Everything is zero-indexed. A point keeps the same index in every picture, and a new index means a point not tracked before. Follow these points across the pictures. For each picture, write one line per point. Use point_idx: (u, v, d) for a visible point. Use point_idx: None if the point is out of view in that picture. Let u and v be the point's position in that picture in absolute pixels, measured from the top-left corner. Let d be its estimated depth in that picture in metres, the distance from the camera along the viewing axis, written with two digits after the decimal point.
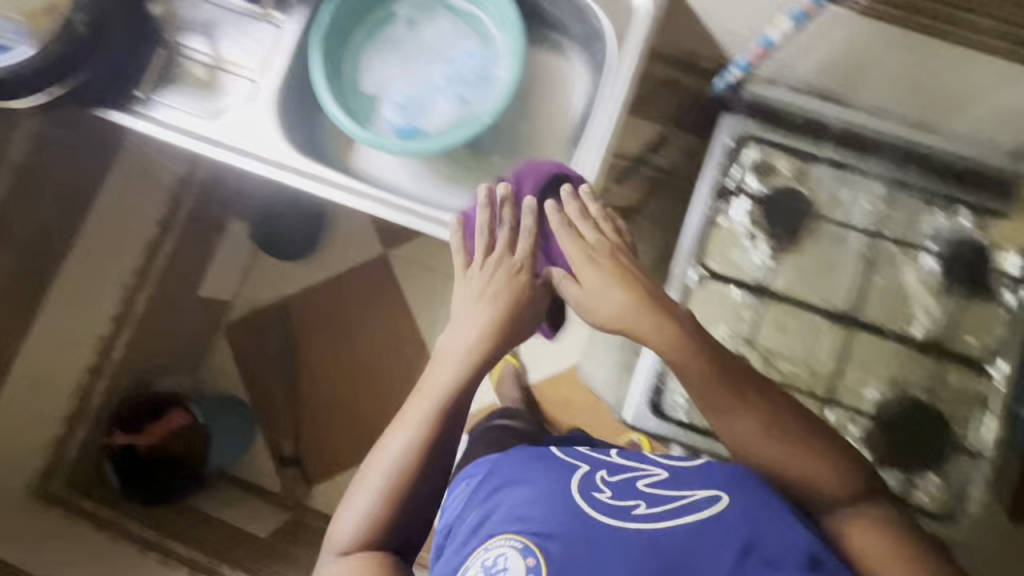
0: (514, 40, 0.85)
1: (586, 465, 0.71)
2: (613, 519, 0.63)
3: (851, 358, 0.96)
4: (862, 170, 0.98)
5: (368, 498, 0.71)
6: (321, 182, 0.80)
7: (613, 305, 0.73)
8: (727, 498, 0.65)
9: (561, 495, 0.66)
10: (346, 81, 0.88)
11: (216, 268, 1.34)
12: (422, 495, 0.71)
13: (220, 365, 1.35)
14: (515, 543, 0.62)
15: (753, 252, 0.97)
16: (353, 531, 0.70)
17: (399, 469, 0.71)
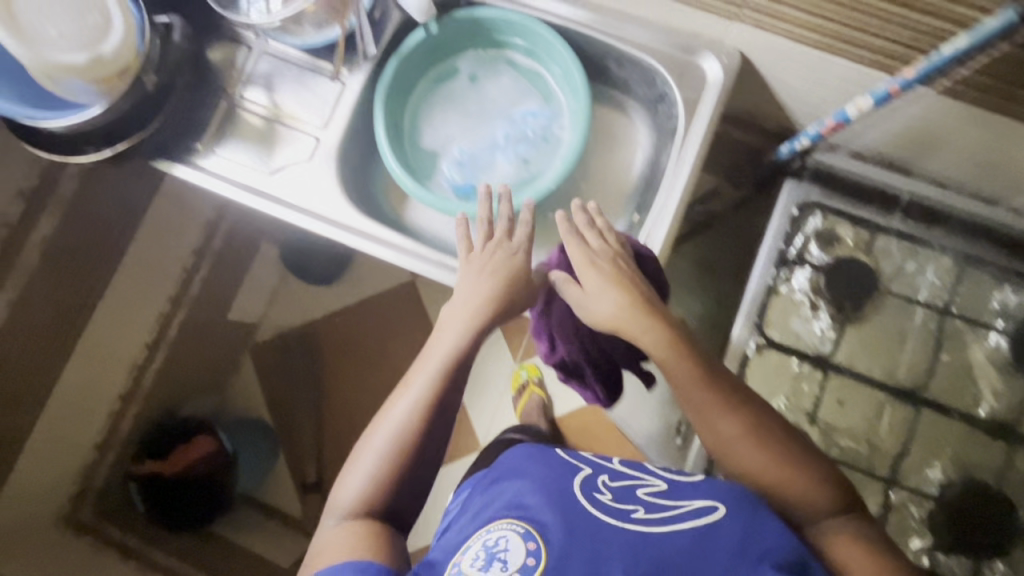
0: (580, 104, 0.85)
1: (587, 467, 0.67)
2: (612, 518, 0.59)
3: (917, 439, 0.84)
4: (933, 244, 0.86)
5: (374, 460, 0.67)
6: (379, 244, 0.82)
7: (609, 306, 0.68)
8: (723, 509, 0.60)
9: (561, 494, 0.62)
10: (409, 138, 0.89)
11: (245, 292, 1.50)
12: (423, 459, 0.68)
13: (242, 384, 1.57)
14: (516, 526, 0.59)
15: (814, 325, 0.87)
16: (356, 496, 0.67)
17: (401, 436, 0.67)
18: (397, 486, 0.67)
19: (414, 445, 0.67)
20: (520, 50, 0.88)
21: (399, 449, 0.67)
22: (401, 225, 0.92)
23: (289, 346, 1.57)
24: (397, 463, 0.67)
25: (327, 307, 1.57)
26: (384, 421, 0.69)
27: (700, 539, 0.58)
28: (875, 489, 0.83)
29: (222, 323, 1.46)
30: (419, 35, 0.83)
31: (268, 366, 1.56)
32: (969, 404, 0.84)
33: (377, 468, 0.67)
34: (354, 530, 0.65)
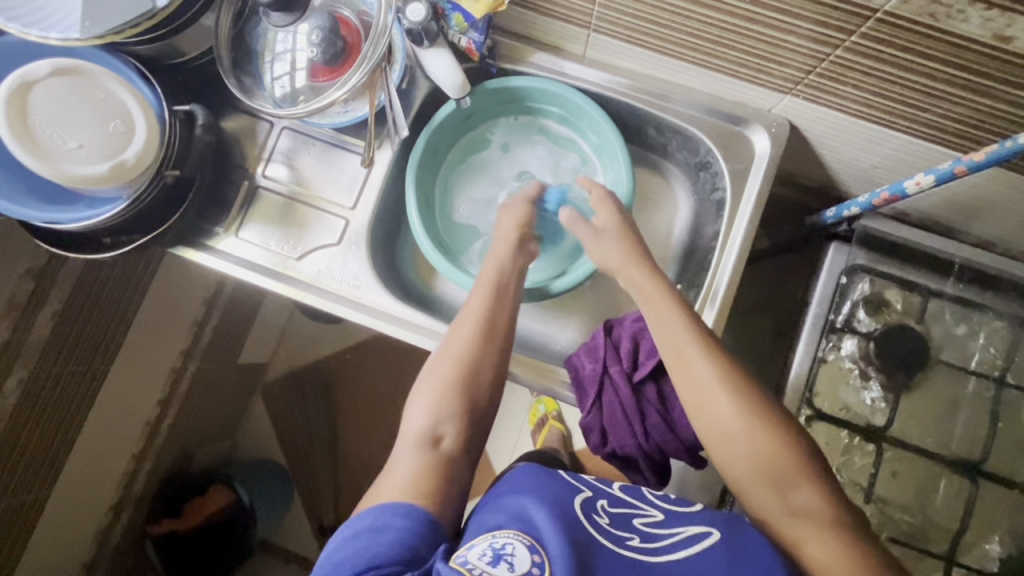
0: (619, 172, 0.81)
1: (587, 489, 0.59)
2: (610, 543, 0.52)
3: (975, 513, 0.81)
4: (985, 308, 0.84)
5: (432, 390, 0.64)
6: (415, 331, 0.77)
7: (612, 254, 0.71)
8: (719, 534, 0.54)
9: (559, 503, 0.54)
10: (443, 214, 0.86)
11: (254, 336, 1.44)
12: (483, 386, 0.65)
13: (255, 427, 1.52)
14: (522, 535, 0.50)
15: (865, 396, 0.84)
16: (421, 423, 0.62)
17: (460, 363, 0.65)
18: (458, 414, 0.63)
19: (471, 374, 0.64)
20: (553, 117, 0.85)
21: (456, 373, 0.64)
22: (432, 300, 0.87)
23: (302, 385, 1.53)
24: (456, 387, 0.64)
25: (340, 345, 1.54)
26: (439, 355, 0.66)
27: (704, 566, 0.51)
28: (932, 565, 0.81)
29: (233, 369, 1.40)
30: (450, 107, 0.80)
31: (279, 407, 1.52)
32: None
33: (436, 397, 0.63)
34: (416, 458, 0.59)
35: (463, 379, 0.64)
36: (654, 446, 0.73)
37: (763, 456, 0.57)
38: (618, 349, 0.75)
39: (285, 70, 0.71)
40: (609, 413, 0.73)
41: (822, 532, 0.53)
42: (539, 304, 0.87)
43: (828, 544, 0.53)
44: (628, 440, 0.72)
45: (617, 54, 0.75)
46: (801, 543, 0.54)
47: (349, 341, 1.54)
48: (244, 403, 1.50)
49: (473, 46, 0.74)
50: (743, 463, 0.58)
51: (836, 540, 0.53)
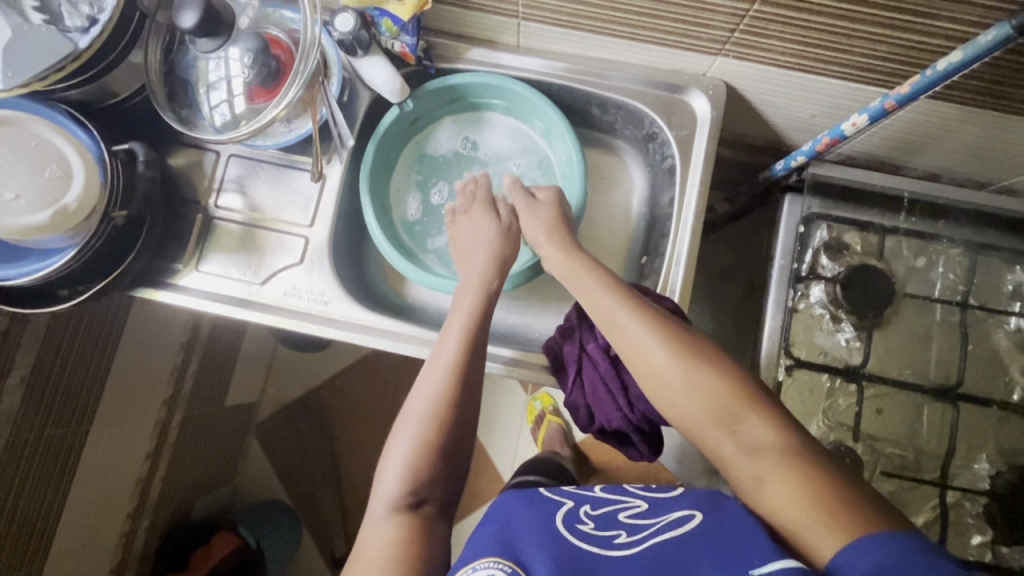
0: (572, 153, 0.81)
1: (568, 501, 0.61)
2: (596, 547, 0.53)
3: (960, 435, 0.83)
4: (938, 236, 0.87)
5: (406, 448, 0.64)
6: (395, 339, 0.77)
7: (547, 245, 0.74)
8: (700, 515, 0.54)
9: (542, 523, 0.56)
10: (405, 225, 0.86)
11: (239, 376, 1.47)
12: (458, 439, 0.65)
13: (254, 472, 1.58)
14: (501, 563, 0.51)
15: (839, 338, 0.86)
16: (394, 486, 0.62)
17: (431, 420, 0.64)
18: (433, 473, 0.63)
19: (443, 429, 0.64)
20: (498, 109, 0.85)
21: (433, 419, 0.64)
22: (405, 309, 0.87)
23: (293, 416, 1.60)
24: (435, 433, 0.64)
25: (325, 371, 1.60)
26: (410, 409, 0.66)
27: (687, 545, 0.51)
28: (928, 494, 0.82)
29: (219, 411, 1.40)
30: (393, 112, 0.80)
31: (273, 442, 1.59)
32: (1003, 392, 0.84)
33: (411, 456, 0.63)
34: (393, 527, 0.60)
35: (436, 433, 0.64)
36: (640, 419, 0.72)
37: (707, 399, 0.60)
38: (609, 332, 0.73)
39: (221, 97, 0.71)
40: (590, 389, 0.73)
41: (778, 467, 0.54)
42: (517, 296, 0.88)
43: (782, 477, 0.54)
44: (613, 413, 0.72)
45: (548, 39, 0.76)
46: (762, 479, 0.55)
47: (334, 367, 1.60)
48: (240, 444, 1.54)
49: (408, 49, 0.75)
50: (689, 412, 0.61)
51: (788, 474, 0.54)
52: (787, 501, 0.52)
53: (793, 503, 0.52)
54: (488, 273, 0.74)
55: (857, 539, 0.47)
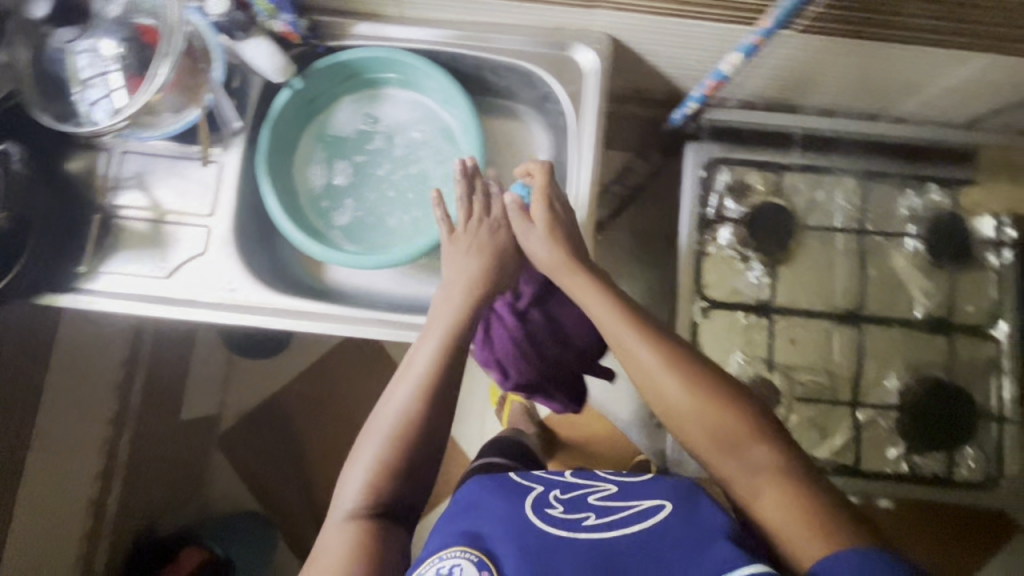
0: (468, 116, 0.81)
1: (537, 487, 0.62)
2: (565, 531, 0.55)
3: (869, 355, 0.87)
4: (832, 169, 0.90)
5: (371, 457, 0.62)
6: (309, 318, 0.77)
7: (548, 247, 0.70)
8: (671, 506, 0.56)
9: (512, 510, 0.58)
10: (313, 201, 0.84)
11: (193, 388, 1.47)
12: (425, 447, 0.63)
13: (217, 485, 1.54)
14: (467, 552, 0.53)
15: (750, 277, 0.89)
16: (355, 494, 0.61)
17: (400, 430, 0.63)
18: (396, 481, 0.61)
19: (411, 438, 0.63)
20: (395, 83, 0.85)
21: (403, 429, 0.63)
22: (325, 290, 0.87)
23: (254, 427, 1.57)
24: (402, 442, 0.62)
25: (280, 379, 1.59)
26: (379, 418, 0.65)
27: (659, 536, 0.53)
28: (842, 414, 0.86)
29: (173, 425, 1.40)
30: (285, 93, 0.80)
31: (239, 454, 1.56)
32: (905, 311, 0.88)
33: (376, 464, 0.61)
34: (349, 534, 0.58)
35: (404, 442, 0.62)
36: (551, 364, 0.77)
37: (708, 412, 0.60)
38: (518, 289, 0.74)
39: (97, 91, 0.69)
40: (500, 347, 0.74)
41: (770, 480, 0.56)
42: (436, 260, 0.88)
43: (779, 496, 0.55)
44: (526, 366, 0.75)
45: (430, 7, 0.77)
46: (758, 494, 0.56)
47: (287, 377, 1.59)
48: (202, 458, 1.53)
49: (289, 28, 0.75)
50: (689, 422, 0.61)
51: (779, 488, 0.55)
52: (777, 513, 0.54)
53: (782, 517, 0.54)
54: (478, 283, 0.70)
55: (843, 553, 0.49)
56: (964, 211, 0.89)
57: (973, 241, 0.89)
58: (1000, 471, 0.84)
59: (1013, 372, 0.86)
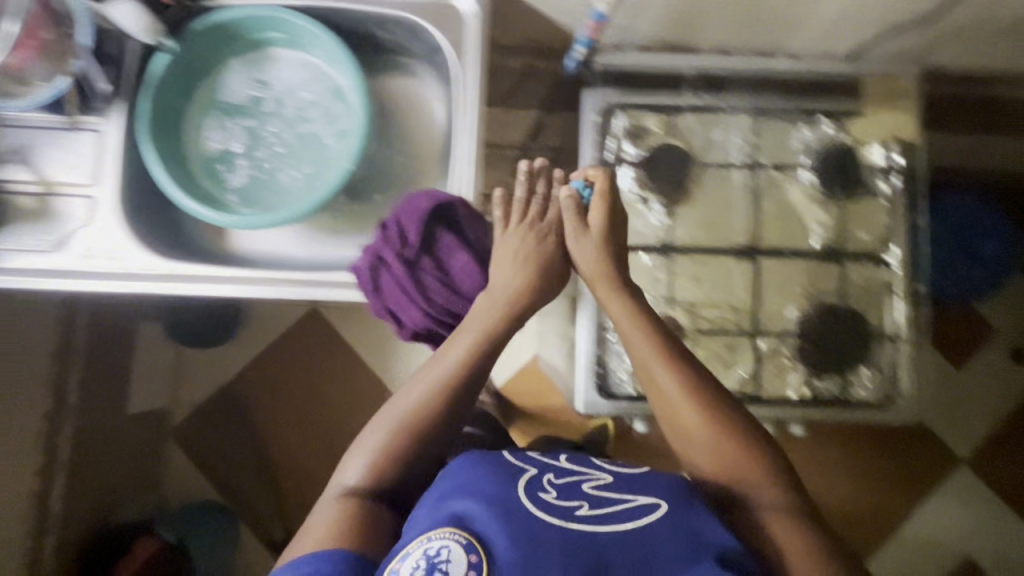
0: (352, 72, 0.80)
1: (531, 468, 0.60)
2: (559, 518, 0.53)
3: (768, 286, 0.90)
4: (724, 107, 0.91)
5: (376, 441, 0.66)
6: (203, 281, 0.76)
7: (593, 256, 0.75)
8: (666, 506, 0.55)
9: (505, 493, 0.56)
10: (211, 165, 0.84)
11: (138, 380, 1.48)
12: (429, 440, 0.66)
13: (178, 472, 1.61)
14: (456, 535, 0.53)
15: (652, 218, 0.90)
16: (357, 474, 0.64)
17: (411, 418, 0.67)
18: (394, 467, 0.65)
19: (417, 427, 0.66)
20: (281, 43, 0.84)
21: (411, 421, 0.66)
22: (229, 258, 0.87)
23: (211, 413, 1.64)
24: (406, 431, 0.66)
25: (233, 368, 1.66)
26: (393, 408, 0.68)
27: (654, 537, 0.53)
28: (745, 344, 0.89)
29: (121, 420, 1.42)
30: (163, 58, 0.78)
31: (193, 441, 1.63)
32: (801, 242, 0.90)
33: (380, 448, 0.65)
34: (339, 508, 0.61)
35: (411, 431, 0.66)
36: (441, 311, 0.75)
37: (727, 438, 0.63)
38: (404, 236, 0.73)
39: None
40: (389, 293, 0.72)
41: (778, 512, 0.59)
42: (338, 220, 0.90)
43: (784, 527, 0.59)
44: (415, 313, 0.73)
45: None
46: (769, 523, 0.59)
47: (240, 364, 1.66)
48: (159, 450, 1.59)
49: None
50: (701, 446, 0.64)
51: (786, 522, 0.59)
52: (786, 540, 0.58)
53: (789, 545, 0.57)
54: (519, 291, 0.74)
55: None
56: (855, 141, 0.91)
57: (865, 169, 0.90)
58: (897, 388, 0.88)
59: (905, 294, 0.89)
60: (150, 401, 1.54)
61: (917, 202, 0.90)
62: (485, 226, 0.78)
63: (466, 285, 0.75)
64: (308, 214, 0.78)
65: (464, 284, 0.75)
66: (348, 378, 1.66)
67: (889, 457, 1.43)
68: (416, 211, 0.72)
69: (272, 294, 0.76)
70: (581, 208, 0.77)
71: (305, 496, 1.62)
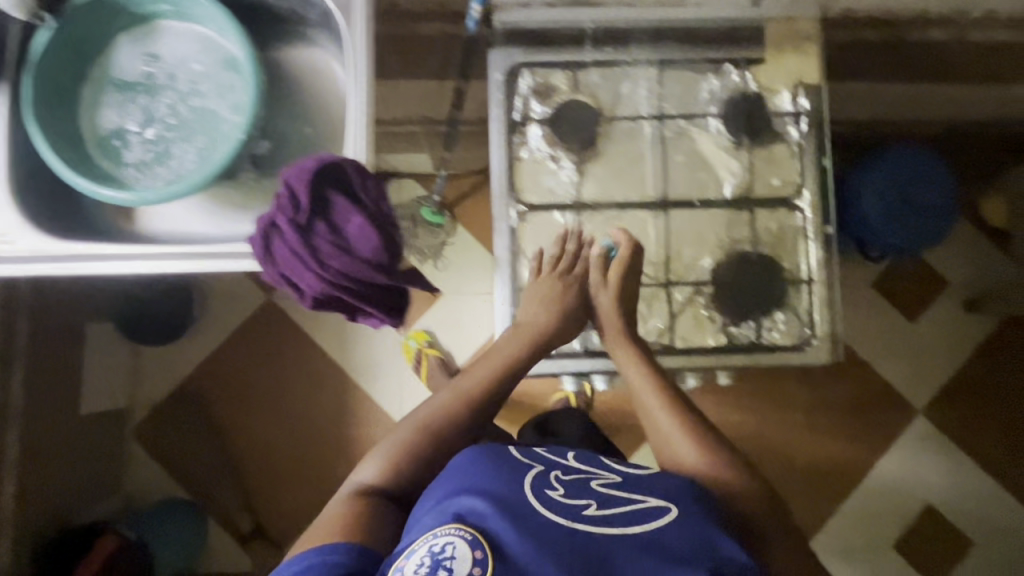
0: (238, 35, 0.80)
1: (540, 466, 0.69)
2: (566, 518, 0.61)
3: (681, 237, 0.90)
4: (628, 60, 0.91)
5: (391, 449, 0.76)
6: (94, 259, 0.78)
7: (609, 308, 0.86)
8: (673, 512, 0.62)
9: (519, 496, 0.63)
10: (102, 138, 0.83)
11: (89, 378, 1.46)
12: (436, 454, 0.76)
13: (137, 468, 1.62)
14: (461, 531, 0.60)
15: (561, 176, 0.91)
16: (370, 476, 0.73)
17: (426, 431, 0.77)
18: (403, 472, 0.74)
19: (428, 440, 0.76)
20: (171, 16, 0.84)
21: (425, 437, 0.76)
22: (137, 237, 0.88)
23: (171, 408, 1.64)
24: (417, 443, 0.76)
25: (192, 364, 1.65)
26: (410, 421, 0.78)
27: (656, 535, 0.59)
28: (657, 294, 0.91)
29: (75, 421, 1.40)
30: (46, 33, 0.78)
31: (152, 437, 1.63)
32: (714, 191, 0.91)
33: (393, 454, 0.75)
34: (353, 504, 0.70)
35: (423, 444, 0.76)
36: (336, 276, 0.73)
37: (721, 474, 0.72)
38: (296, 200, 0.72)
39: None
40: (282, 260, 0.73)
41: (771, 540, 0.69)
42: (246, 195, 0.90)
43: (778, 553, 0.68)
44: (309, 276, 0.73)
45: None
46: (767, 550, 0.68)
47: (197, 360, 1.65)
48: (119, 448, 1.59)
49: None
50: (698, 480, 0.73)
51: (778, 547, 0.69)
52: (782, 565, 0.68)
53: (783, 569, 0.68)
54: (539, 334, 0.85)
55: None
56: (762, 88, 0.91)
57: (773, 115, 0.91)
58: (812, 331, 0.89)
59: (817, 237, 0.90)
60: (108, 400, 1.53)
61: (825, 145, 0.90)
62: (380, 186, 0.76)
63: (360, 245, 0.73)
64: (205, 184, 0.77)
65: (359, 245, 0.73)
66: (311, 367, 1.65)
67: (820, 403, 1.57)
68: (302, 174, 0.71)
69: (165, 267, 0.79)
70: (605, 266, 0.87)
71: (272, 484, 1.62)
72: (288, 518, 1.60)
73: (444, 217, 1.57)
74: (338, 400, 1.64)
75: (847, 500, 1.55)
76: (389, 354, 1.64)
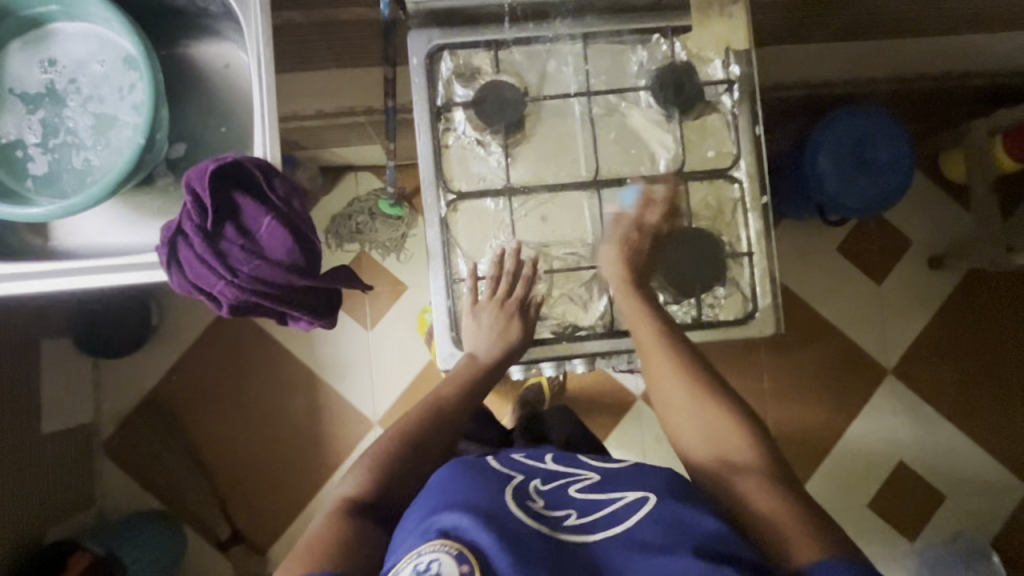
0: (125, 28, 0.75)
1: (519, 475, 0.70)
2: (551, 529, 0.61)
3: (617, 216, 0.88)
4: (551, 36, 0.88)
5: (370, 456, 0.78)
6: (9, 278, 0.77)
7: (608, 260, 0.85)
8: (655, 500, 0.64)
9: (504, 508, 0.62)
10: (6, 150, 0.81)
11: (47, 396, 1.41)
12: (416, 459, 0.78)
13: (110, 487, 1.56)
14: (446, 547, 0.58)
15: (490, 161, 0.88)
16: (350, 488, 0.75)
17: (405, 437, 0.80)
18: (383, 481, 0.75)
19: (408, 444, 0.79)
20: (62, 16, 0.81)
21: (403, 441, 0.79)
22: (57, 255, 0.85)
23: (136, 423, 1.58)
24: (395, 449, 0.79)
25: (155, 374, 1.59)
26: (389, 432, 0.81)
27: (641, 532, 0.60)
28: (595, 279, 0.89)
29: (37, 438, 1.36)
30: None
31: (124, 453, 1.57)
32: (650, 167, 0.89)
33: (372, 465, 0.77)
34: (333, 518, 0.69)
35: (404, 449, 0.79)
36: (249, 281, 0.71)
37: (710, 421, 0.73)
38: (199, 201, 0.69)
39: None
40: (188, 266, 0.70)
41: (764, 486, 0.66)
42: (164, 198, 0.87)
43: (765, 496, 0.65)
44: (219, 280, 0.70)
45: None
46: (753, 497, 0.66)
47: (162, 369, 1.59)
48: (89, 467, 1.54)
49: None
50: (686, 429, 0.74)
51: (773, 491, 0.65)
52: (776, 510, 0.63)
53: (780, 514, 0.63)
54: (497, 342, 0.85)
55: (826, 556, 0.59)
56: (692, 56, 0.88)
57: (705, 84, 0.88)
58: (754, 303, 0.87)
59: (756, 206, 0.88)
60: (71, 416, 1.49)
61: (758, 113, 0.88)
62: (291, 183, 0.73)
63: (274, 248, 0.71)
64: (108, 192, 0.74)
65: (273, 248, 0.71)
66: (277, 370, 1.59)
67: (797, 368, 1.58)
68: (202, 174, 0.68)
69: (79, 282, 0.78)
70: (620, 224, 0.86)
71: (250, 490, 1.58)
72: (267, 521, 1.56)
73: (402, 208, 1.52)
74: (307, 400, 1.59)
75: (822, 464, 1.55)
76: (354, 351, 1.59)
